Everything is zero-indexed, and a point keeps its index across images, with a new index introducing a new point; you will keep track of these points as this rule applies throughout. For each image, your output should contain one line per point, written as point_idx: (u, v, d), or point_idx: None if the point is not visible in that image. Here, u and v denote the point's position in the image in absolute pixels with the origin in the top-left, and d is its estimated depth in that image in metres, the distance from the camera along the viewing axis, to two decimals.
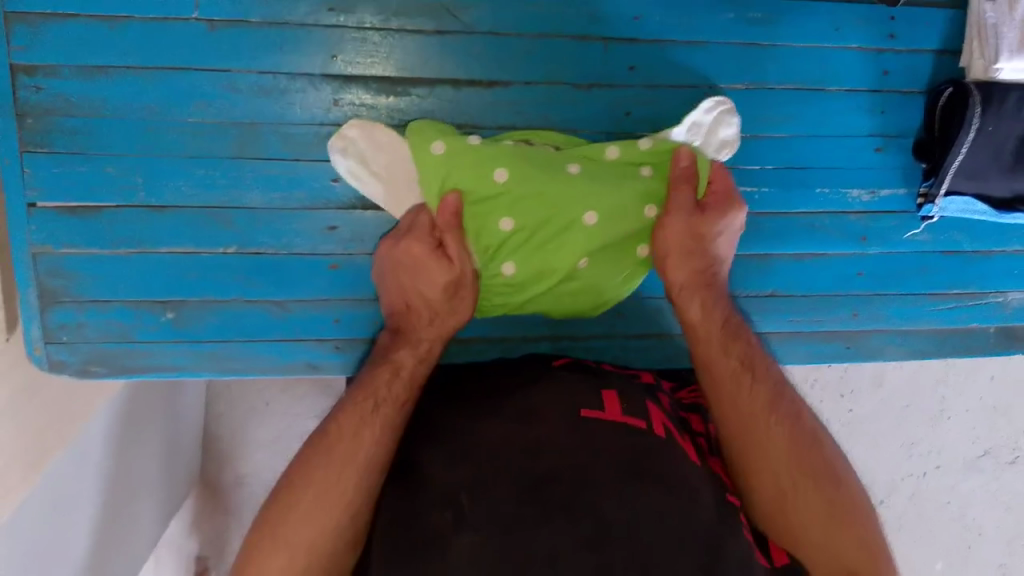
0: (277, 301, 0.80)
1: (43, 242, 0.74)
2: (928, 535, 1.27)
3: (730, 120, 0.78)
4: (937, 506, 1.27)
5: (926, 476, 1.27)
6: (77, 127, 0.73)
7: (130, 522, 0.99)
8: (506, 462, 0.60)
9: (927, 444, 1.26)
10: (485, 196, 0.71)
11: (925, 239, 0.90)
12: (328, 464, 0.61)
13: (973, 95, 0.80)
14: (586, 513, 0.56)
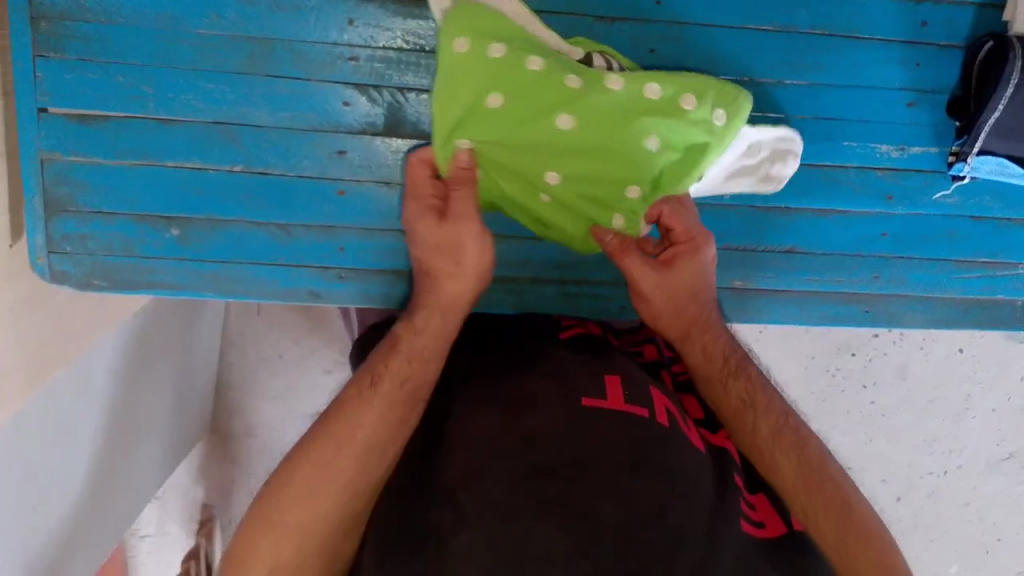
0: (279, 223, 0.79)
1: (52, 148, 0.74)
2: (943, 534, 1.28)
3: (788, 161, 0.78)
4: (955, 507, 1.27)
5: (946, 476, 1.27)
6: (89, 33, 0.72)
7: (133, 455, 1.02)
8: (501, 450, 0.55)
9: (949, 442, 1.26)
10: (472, 111, 0.67)
11: (954, 201, 0.87)
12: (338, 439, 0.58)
13: (1016, 49, 0.77)
14: (583, 513, 0.51)
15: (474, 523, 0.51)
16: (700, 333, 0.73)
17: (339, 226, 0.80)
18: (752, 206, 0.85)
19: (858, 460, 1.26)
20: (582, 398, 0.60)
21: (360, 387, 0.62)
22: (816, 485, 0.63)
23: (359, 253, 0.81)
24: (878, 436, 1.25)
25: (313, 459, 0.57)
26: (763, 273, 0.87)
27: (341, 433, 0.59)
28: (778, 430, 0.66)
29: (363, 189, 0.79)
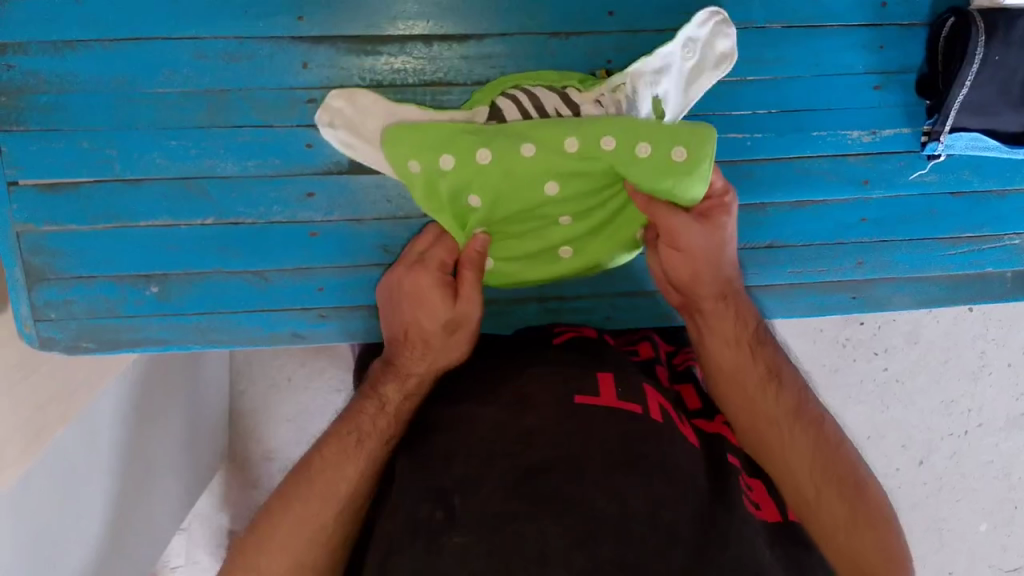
0: (256, 270, 0.79)
1: (25, 220, 0.75)
2: (970, 494, 1.27)
3: (728, 31, 0.74)
4: (978, 465, 1.26)
5: (967, 435, 1.26)
6: (48, 103, 0.73)
7: (151, 494, 1.03)
8: (497, 453, 0.57)
9: (967, 402, 1.25)
10: (462, 214, 0.70)
11: (932, 179, 0.86)
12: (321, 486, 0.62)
13: (978, 23, 0.76)
14: (572, 509, 0.52)
15: (467, 524, 0.52)
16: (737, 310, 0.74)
17: (316, 266, 0.80)
18: None
19: (876, 429, 1.25)
20: (575, 395, 0.63)
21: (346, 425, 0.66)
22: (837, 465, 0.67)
23: (338, 291, 0.81)
24: (895, 403, 1.24)
25: (300, 491, 0.62)
26: (747, 270, 0.87)
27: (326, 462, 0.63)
28: (796, 400, 0.70)
29: (336, 228, 0.79)
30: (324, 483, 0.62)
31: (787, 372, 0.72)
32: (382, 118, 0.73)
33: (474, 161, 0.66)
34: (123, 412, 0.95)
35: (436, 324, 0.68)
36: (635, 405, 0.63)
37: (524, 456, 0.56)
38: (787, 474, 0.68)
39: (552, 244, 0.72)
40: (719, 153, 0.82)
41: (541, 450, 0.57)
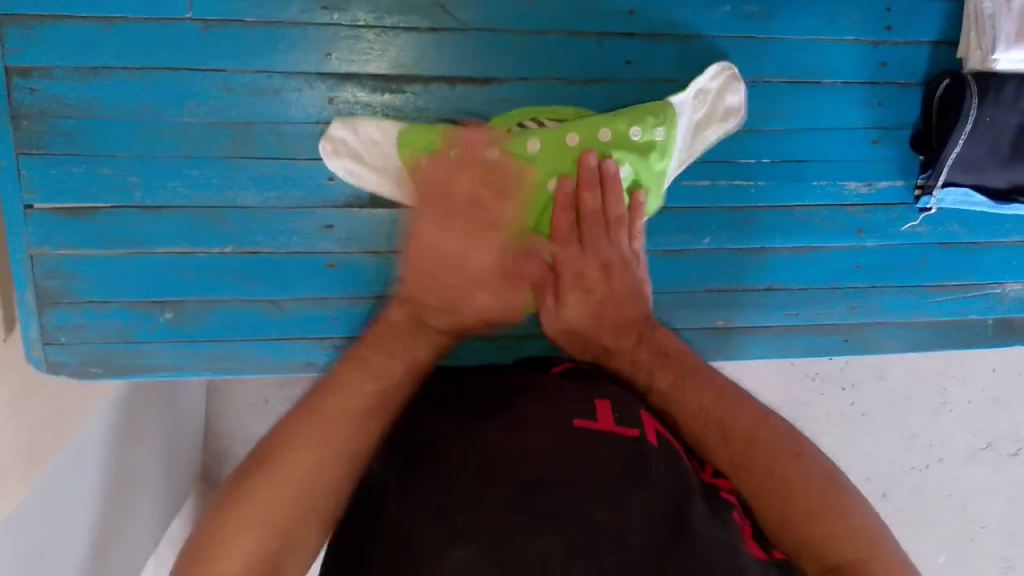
0: (273, 300, 0.80)
1: (41, 243, 0.75)
2: (928, 524, 1.32)
3: (736, 86, 0.79)
4: (938, 499, 1.31)
5: (930, 468, 1.30)
6: (70, 128, 0.73)
7: (131, 516, 0.99)
8: (495, 465, 0.56)
9: (928, 437, 1.29)
10: None
11: (924, 230, 0.90)
12: (266, 476, 0.50)
13: (971, 87, 0.81)
14: (574, 520, 0.52)
15: (465, 537, 0.51)
16: (649, 329, 0.70)
17: (331, 297, 0.81)
18: (727, 248, 0.87)
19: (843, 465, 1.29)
20: (575, 417, 0.61)
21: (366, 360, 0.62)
22: (768, 482, 0.56)
23: (351, 323, 0.82)
24: (859, 434, 1.27)
25: (276, 467, 0.51)
26: (747, 312, 0.89)
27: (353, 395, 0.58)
28: (712, 417, 0.61)
29: (353, 260, 0.80)
30: (319, 449, 0.52)
31: (698, 365, 0.66)
32: (385, 149, 0.75)
33: (523, 146, 0.71)
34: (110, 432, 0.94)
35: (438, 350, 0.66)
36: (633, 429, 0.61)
37: (520, 472, 0.55)
38: (720, 449, 0.60)
39: None
40: (724, 198, 0.85)
41: (536, 467, 0.56)
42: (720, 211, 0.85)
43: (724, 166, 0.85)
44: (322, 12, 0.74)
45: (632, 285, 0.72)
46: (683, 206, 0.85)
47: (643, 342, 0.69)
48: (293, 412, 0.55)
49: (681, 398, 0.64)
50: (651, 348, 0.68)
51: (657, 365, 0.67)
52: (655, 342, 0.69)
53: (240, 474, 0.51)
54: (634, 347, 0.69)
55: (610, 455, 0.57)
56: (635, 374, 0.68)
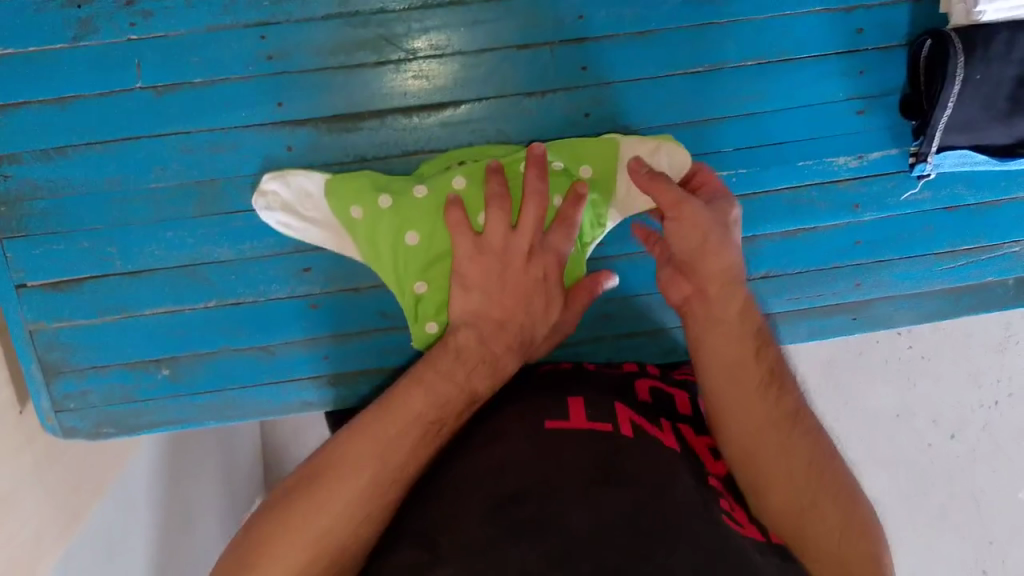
0: (263, 346, 0.82)
1: (36, 319, 0.78)
2: (1008, 464, 1.25)
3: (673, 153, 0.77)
4: (1014, 434, 1.25)
5: (999, 405, 1.24)
6: (45, 209, 0.75)
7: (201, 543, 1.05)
8: (477, 480, 0.66)
9: (995, 373, 1.24)
10: (406, 260, 0.75)
11: (926, 197, 0.85)
12: (310, 502, 0.64)
13: (956, 44, 0.76)
14: (552, 527, 0.60)
15: (448, 556, 0.60)
16: (755, 347, 0.72)
17: (318, 336, 0.82)
18: None
19: (906, 407, 1.24)
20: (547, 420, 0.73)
21: (388, 421, 0.69)
22: (787, 512, 0.66)
23: (342, 359, 0.83)
24: (921, 379, 1.23)
25: (318, 488, 0.65)
26: None
27: (364, 459, 0.66)
28: (823, 470, 0.67)
29: (333, 298, 0.81)
30: (345, 493, 0.64)
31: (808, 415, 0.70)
32: (318, 201, 0.76)
33: (449, 184, 0.75)
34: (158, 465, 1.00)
35: (423, 398, 0.70)
36: (606, 424, 0.73)
37: (497, 485, 0.65)
38: (776, 494, 0.67)
39: None
40: None
41: (517, 478, 0.65)
42: None
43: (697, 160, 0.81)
44: (267, 62, 0.74)
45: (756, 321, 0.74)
46: None
47: (800, 443, 0.68)
48: (352, 424, 0.69)
49: (775, 472, 0.67)
50: (790, 402, 0.70)
51: (796, 432, 0.69)
52: (795, 397, 0.71)
53: (295, 480, 0.66)
54: (793, 436, 0.68)
55: (585, 459, 0.67)
56: (752, 410, 0.70)
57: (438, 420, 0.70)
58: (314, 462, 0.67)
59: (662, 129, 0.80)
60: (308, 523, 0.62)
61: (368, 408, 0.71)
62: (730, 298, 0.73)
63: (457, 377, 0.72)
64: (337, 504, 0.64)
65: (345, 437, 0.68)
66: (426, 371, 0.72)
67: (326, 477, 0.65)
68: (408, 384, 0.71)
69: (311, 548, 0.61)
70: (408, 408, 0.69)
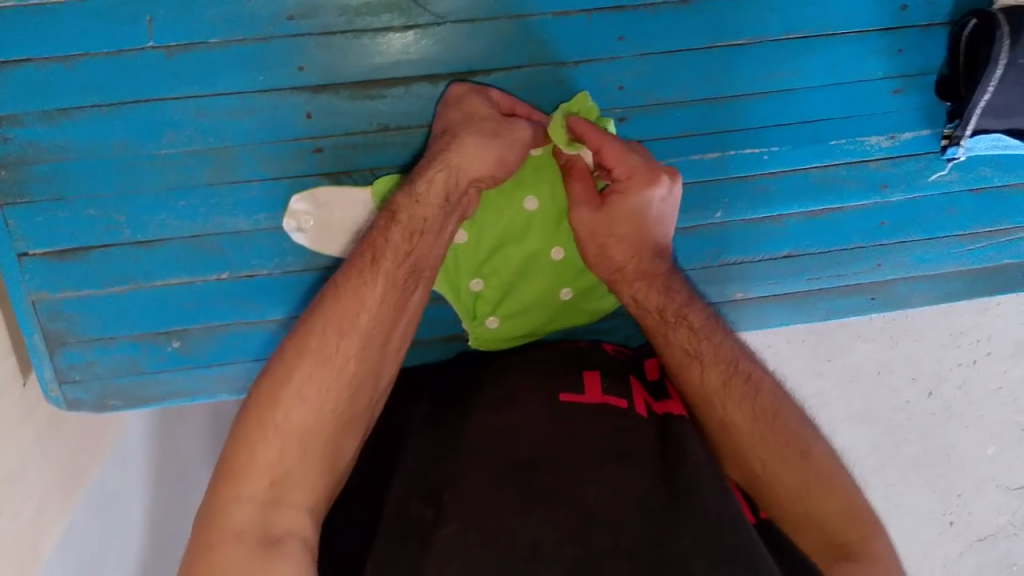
0: (275, 319, 0.79)
1: (40, 288, 0.74)
2: (978, 420, 1.19)
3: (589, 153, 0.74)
4: (987, 394, 1.18)
5: (976, 364, 1.17)
6: (49, 173, 0.71)
7: None
8: (490, 454, 0.69)
9: (976, 332, 1.16)
10: (458, 260, 0.81)
11: (953, 179, 0.84)
12: (300, 373, 0.61)
13: (1001, 27, 0.73)
14: (564, 500, 0.64)
15: (453, 516, 0.64)
16: (669, 329, 0.73)
17: None
18: (742, 220, 0.83)
19: (886, 363, 1.17)
20: (561, 392, 0.75)
21: (341, 315, 0.64)
22: (746, 476, 0.70)
23: None
24: (904, 337, 1.15)
25: (300, 363, 0.62)
26: (766, 281, 0.86)
27: (347, 344, 0.63)
28: (766, 433, 0.68)
29: None
30: (327, 370, 0.62)
31: (755, 375, 0.71)
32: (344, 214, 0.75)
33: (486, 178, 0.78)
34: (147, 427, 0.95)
35: (398, 258, 0.67)
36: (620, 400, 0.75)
37: (511, 452, 0.69)
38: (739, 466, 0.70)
39: (546, 288, 0.82)
40: (734, 169, 0.81)
41: (529, 447, 0.69)
42: (731, 180, 0.81)
43: (732, 136, 0.79)
44: (288, 23, 0.70)
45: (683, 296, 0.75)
46: (689, 180, 0.81)
47: (732, 415, 0.70)
48: (320, 297, 0.65)
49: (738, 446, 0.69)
50: (722, 370, 0.71)
51: (730, 400, 0.70)
52: (722, 361, 0.71)
53: (278, 355, 0.62)
54: (727, 406, 0.70)
55: (597, 437, 0.70)
56: (697, 392, 0.71)
57: (394, 282, 0.66)
58: (255, 398, 0.60)
59: (698, 104, 0.78)
60: (291, 419, 0.60)
61: (329, 288, 0.65)
62: (638, 290, 0.76)
63: (411, 265, 0.68)
64: (308, 410, 0.60)
65: (320, 302, 0.64)
66: (385, 231, 0.67)
67: (307, 350, 0.62)
68: (349, 287, 0.65)
69: (302, 451, 0.60)
70: (357, 311, 0.64)
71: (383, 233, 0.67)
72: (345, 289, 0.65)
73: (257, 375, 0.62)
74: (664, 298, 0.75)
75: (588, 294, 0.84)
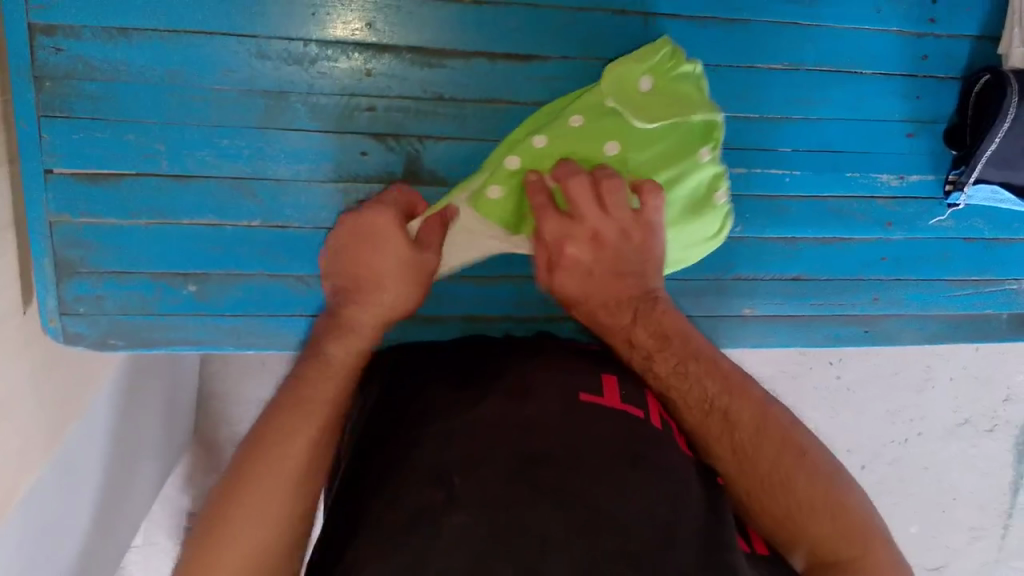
0: (298, 275, 0.79)
1: (60, 211, 0.72)
2: (909, 497, 1.28)
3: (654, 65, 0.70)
4: (915, 471, 1.27)
5: (909, 442, 1.26)
6: (97, 91, 0.69)
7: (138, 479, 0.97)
8: None
9: (912, 411, 1.25)
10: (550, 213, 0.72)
11: (949, 225, 0.90)
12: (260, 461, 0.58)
13: (1012, 83, 0.79)
14: (578, 499, 0.54)
15: None
16: (658, 345, 0.69)
17: None
18: (758, 237, 0.87)
19: (829, 432, 1.23)
20: (580, 392, 0.66)
21: (306, 416, 0.61)
22: (747, 478, 0.63)
23: None
24: (844, 409, 1.22)
25: (265, 455, 0.59)
26: (773, 300, 0.89)
27: (305, 428, 0.61)
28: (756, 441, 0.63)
29: None
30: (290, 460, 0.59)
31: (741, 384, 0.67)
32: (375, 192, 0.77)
33: (565, 125, 0.70)
34: (118, 387, 0.91)
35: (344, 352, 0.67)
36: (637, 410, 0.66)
37: None
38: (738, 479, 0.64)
39: None
40: (759, 187, 0.85)
41: None
42: (755, 197, 0.85)
43: (758, 154, 0.83)
44: None
45: (663, 310, 0.71)
46: None
47: (740, 414, 0.65)
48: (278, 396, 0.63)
49: (731, 454, 0.64)
50: (709, 376, 0.67)
51: (720, 411, 0.65)
52: (708, 372, 0.67)
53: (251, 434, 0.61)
54: (715, 419, 0.65)
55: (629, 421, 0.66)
56: (683, 395, 0.67)
57: (329, 405, 0.63)
58: (203, 520, 0.56)
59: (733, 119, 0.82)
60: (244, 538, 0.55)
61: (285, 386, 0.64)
62: (637, 324, 0.71)
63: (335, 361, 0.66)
64: (273, 508, 0.57)
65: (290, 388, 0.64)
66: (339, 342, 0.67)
67: (271, 444, 0.59)
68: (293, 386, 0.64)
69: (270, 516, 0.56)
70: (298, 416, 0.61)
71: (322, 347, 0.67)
72: (302, 390, 0.63)
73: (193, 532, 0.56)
74: (656, 313, 0.71)
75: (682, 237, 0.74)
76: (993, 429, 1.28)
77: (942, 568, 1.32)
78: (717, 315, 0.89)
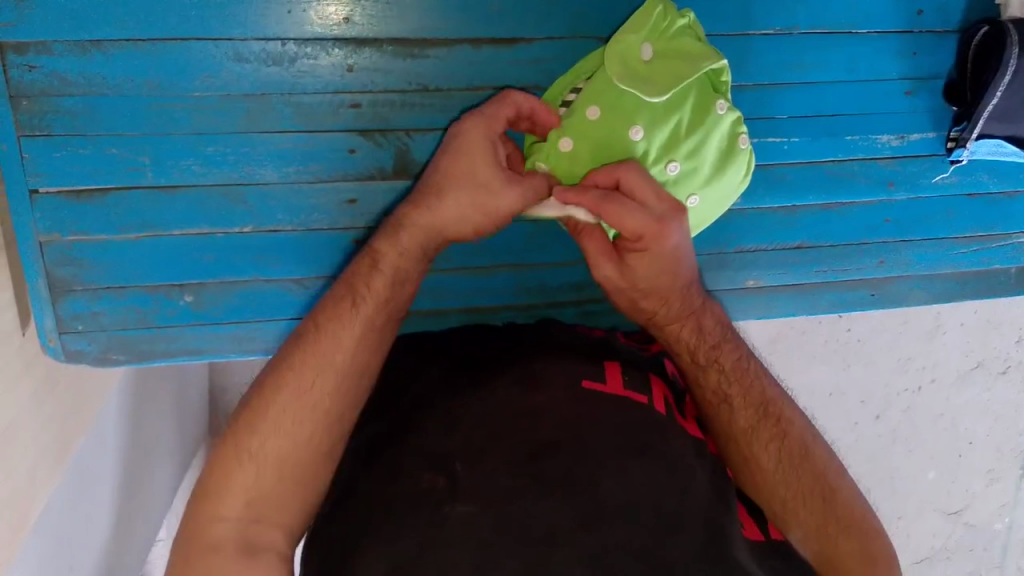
0: (295, 278, 0.78)
1: (49, 229, 0.71)
2: (922, 445, 1.27)
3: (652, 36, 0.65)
4: (930, 419, 1.26)
5: (921, 391, 1.25)
6: (75, 108, 0.68)
7: (151, 483, 0.97)
8: None
9: (923, 359, 1.24)
10: None
11: (952, 181, 0.89)
12: (284, 389, 0.55)
13: (1012, 35, 0.78)
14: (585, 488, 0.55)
15: None
16: (708, 353, 0.70)
17: None
18: (758, 208, 0.85)
19: (839, 388, 1.22)
20: (583, 378, 0.65)
21: (314, 372, 0.56)
22: (777, 493, 0.65)
23: None
24: (855, 361, 1.22)
25: (287, 392, 0.55)
26: (776, 270, 0.88)
27: (338, 393, 0.56)
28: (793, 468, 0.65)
29: None
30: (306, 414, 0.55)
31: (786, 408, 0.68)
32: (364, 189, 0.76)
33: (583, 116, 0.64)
34: (123, 394, 0.91)
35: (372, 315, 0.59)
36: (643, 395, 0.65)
37: None
38: (768, 488, 0.65)
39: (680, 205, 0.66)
40: (757, 157, 0.83)
41: None
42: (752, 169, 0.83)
43: (754, 125, 0.81)
44: None
45: (718, 321, 0.71)
46: None
47: (791, 427, 0.67)
48: (302, 340, 0.57)
49: (765, 471, 0.66)
50: (758, 398, 0.68)
51: (760, 438, 0.66)
52: (756, 400, 0.68)
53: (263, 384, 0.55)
54: (756, 443, 0.66)
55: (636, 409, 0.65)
56: (728, 407, 0.68)
57: (372, 325, 0.59)
58: (255, 390, 0.56)
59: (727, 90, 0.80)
60: (265, 447, 0.53)
61: (312, 330, 0.58)
62: (680, 331, 0.70)
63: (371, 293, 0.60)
64: (281, 443, 0.54)
65: (309, 346, 0.57)
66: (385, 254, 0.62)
67: (291, 392, 0.55)
68: (318, 352, 0.56)
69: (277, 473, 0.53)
70: (332, 350, 0.57)
71: (363, 277, 0.60)
72: (321, 381, 0.56)
73: (242, 399, 0.56)
74: (712, 326, 0.70)
75: (713, 202, 0.68)
76: (1007, 370, 1.27)
77: (962, 511, 1.30)
78: (721, 289, 0.88)
